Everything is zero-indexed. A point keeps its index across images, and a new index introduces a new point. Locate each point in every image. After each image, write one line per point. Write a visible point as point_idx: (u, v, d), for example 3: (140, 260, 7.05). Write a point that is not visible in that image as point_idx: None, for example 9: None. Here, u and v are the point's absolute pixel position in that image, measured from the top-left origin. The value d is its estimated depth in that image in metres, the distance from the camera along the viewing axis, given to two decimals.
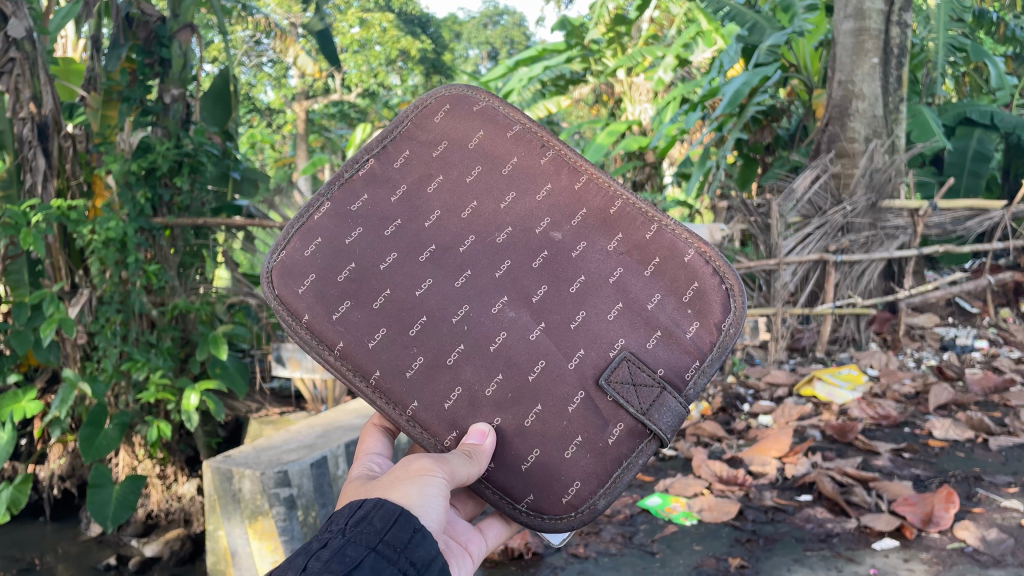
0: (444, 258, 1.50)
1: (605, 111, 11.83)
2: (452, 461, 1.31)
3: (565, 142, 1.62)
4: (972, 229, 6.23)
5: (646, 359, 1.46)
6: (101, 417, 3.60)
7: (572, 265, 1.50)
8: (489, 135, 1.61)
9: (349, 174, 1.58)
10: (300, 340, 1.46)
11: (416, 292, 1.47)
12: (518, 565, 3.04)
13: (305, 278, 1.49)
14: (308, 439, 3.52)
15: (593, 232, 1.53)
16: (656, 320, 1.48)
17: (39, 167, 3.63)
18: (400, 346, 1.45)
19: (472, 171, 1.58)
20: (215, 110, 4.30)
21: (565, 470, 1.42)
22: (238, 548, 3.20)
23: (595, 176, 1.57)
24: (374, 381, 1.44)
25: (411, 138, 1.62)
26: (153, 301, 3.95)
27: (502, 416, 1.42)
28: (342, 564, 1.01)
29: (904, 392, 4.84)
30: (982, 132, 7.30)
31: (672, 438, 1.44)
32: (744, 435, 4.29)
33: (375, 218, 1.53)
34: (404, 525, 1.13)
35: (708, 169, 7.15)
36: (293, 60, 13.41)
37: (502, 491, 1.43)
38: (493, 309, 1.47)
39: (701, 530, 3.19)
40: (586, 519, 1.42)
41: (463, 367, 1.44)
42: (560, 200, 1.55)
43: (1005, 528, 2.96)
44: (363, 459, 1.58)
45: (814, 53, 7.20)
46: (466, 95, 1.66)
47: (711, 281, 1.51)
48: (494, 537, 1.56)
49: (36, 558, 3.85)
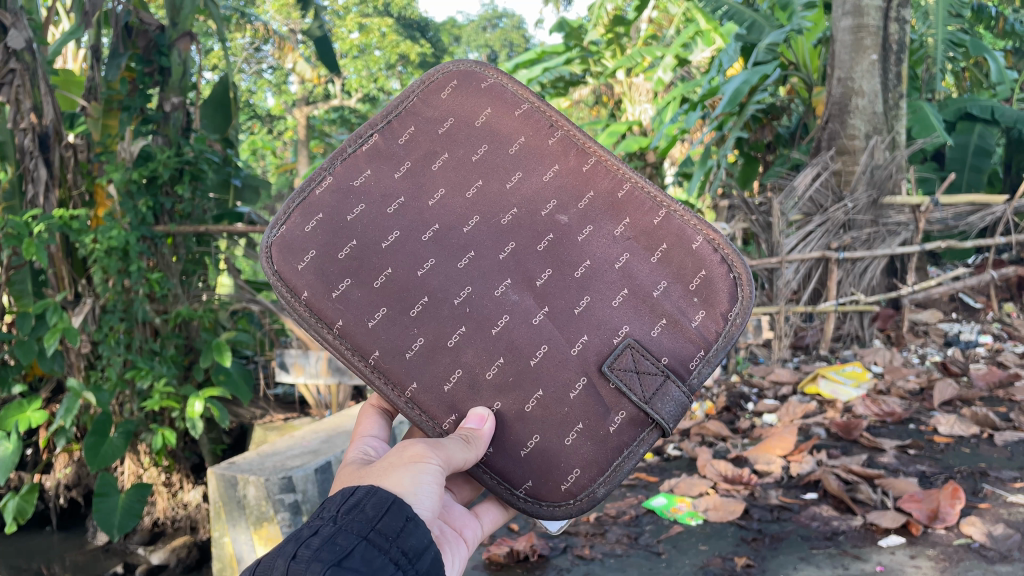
0: (448, 238, 1.50)
1: (605, 113, 11.85)
2: (449, 446, 1.32)
3: (573, 123, 1.62)
4: (974, 224, 6.16)
5: (650, 346, 1.47)
6: (106, 426, 3.61)
7: (577, 250, 1.50)
8: (496, 114, 1.61)
9: (351, 149, 1.57)
10: (299, 317, 1.46)
11: (418, 271, 1.48)
12: (524, 567, 3.04)
13: (305, 254, 1.49)
14: (312, 444, 3.52)
15: (599, 218, 1.53)
16: (661, 307, 1.48)
17: (40, 177, 3.65)
18: (400, 325, 1.46)
19: (478, 150, 1.58)
20: (216, 116, 4.24)
21: (565, 457, 1.43)
22: (243, 554, 3.19)
23: (603, 157, 1.57)
24: (373, 362, 1.45)
25: (415, 116, 1.61)
26: (156, 309, 3.98)
27: (503, 400, 1.43)
28: (332, 552, 1.02)
29: (908, 389, 4.83)
30: (983, 127, 7.30)
31: (674, 428, 1.45)
32: (748, 434, 4.29)
33: (377, 196, 1.52)
34: (396, 514, 1.13)
35: (709, 168, 7.16)
36: (293, 66, 13.44)
37: (501, 477, 1.44)
38: (496, 292, 1.47)
39: (706, 529, 3.18)
40: (585, 507, 1.43)
41: (464, 349, 1.45)
42: (567, 182, 1.55)
43: (1011, 523, 2.95)
44: (359, 443, 1.59)
45: (813, 50, 7.20)
46: (473, 72, 1.65)
47: (718, 269, 1.51)
48: (490, 522, 1.57)
49: (44, 567, 3.90)
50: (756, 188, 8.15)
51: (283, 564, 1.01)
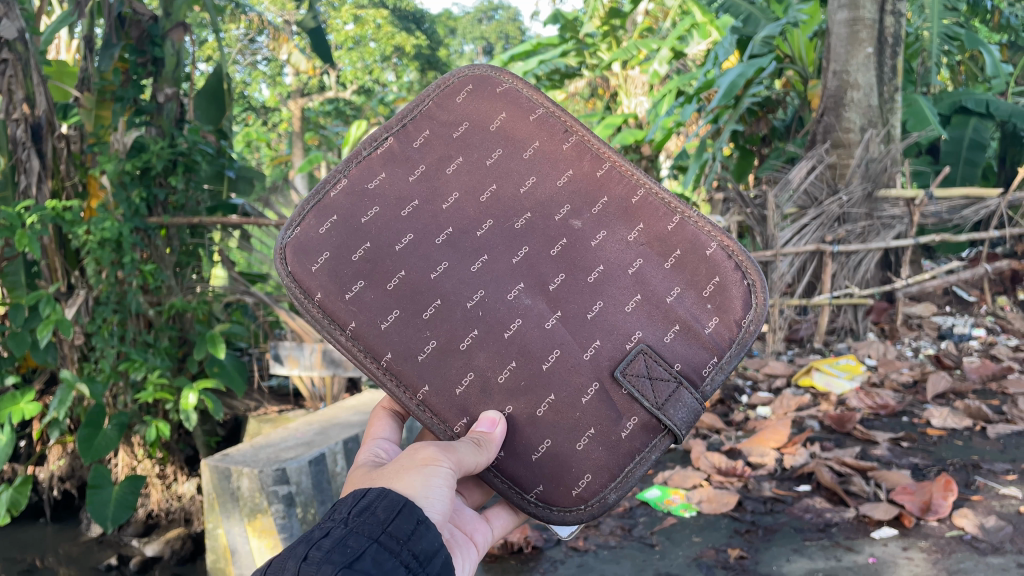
0: (461, 241, 1.50)
1: (600, 105, 11.84)
2: (459, 449, 1.31)
3: (589, 128, 1.61)
4: (968, 218, 6.20)
5: (663, 353, 1.46)
6: (100, 417, 3.59)
7: (590, 255, 1.50)
8: (511, 118, 1.60)
9: (366, 152, 1.57)
10: (312, 318, 1.47)
11: (431, 275, 1.48)
12: (519, 559, 3.05)
13: (319, 256, 1.49)
14: (306, 437, 3.52)
15: (614, 223, 1.52)
16: (674, 313, 1.48)
17: (33, 168, 3.63)
18: (413, 329, 1.46)
19: (493, 154, 1.57)
20: (210, 109, 4.26)
21: (576, 462, 1.43)
22: (237, 546, 3.20)
23: (617, 163, 1.56)
24: (385, 364, 1.46)
25: (430, 118, 1.60)
26: (150, 300, 3.96)
27: (514, 404, 1.43)
28: (342, 555, 1.02)
29: (902, 381, 4.85)
30: (978, 120, 7.30)
31: (686, 434, 1.44)
32: (742, 426, 4.30)
33: (391, 198, 1.52)
34: (408, 516, 1.13)
35: (704, 161, 7.15)
36: (287, 57, 13.39)
37: (512, 481, 1.45)
38: (509, 295, 1.47)
39: (700, 521, 3.19)
40: (596, 513, 1.43)
41: (476, 352, 1.45)
42: (581, 186, 1.54)
43: (1004, 515, 2.97)
44: (370, 445, 1.59)
45: (809, 43, 7.19)
46: (489, 76, 1.65)
47: (732, 276, 1.50)
48: (500, 527, 1.58)
49: (38, 559, 3.87)
50: (752, 181, 8.16)
51: (293, 565, 1.01)
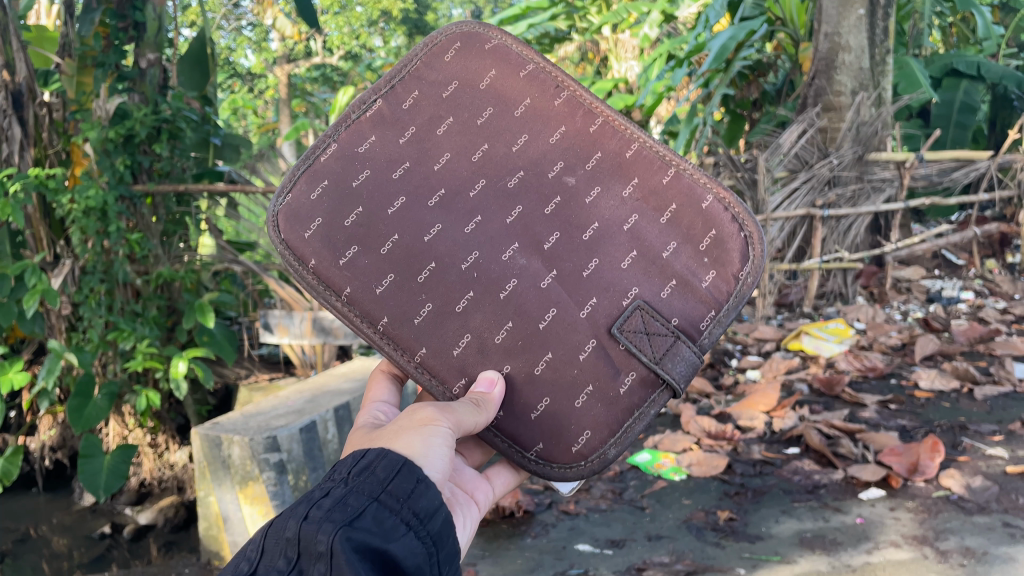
0: (454, 203, 1.48)
1: (590, 70, 11.74)
2: (458, 410, 1.31)
3: (581, 85, 1.59)
4: (959, 181, 6.27)
5: (660, 308, 1.45)
6: (89, 386, 3.58)
7: (584, 212, 1.48)
8: (502, 76, 1.57)
9: (355, 115, 1.54)
10: (307, 286, 1.45)
11: (425, 237, 1.46)
12: (510, 523, 3.07)
13: (312, 222, 1.47)
14: (296, 404, 3.52)
15: (608, 181, 1.50)
16: (670, 268, 1.47)
17: (15, 136, 3.58)
18: (408, 291, 1.45)
19: (483, 113, 1.55)
20: (193, 73, 4.06)
21: (575, 420, 1.43)
22: (229, 514, 3.21)
23: (611, 118, 1.54)
24: (382, 328, 1.45)
25: (419, 78, 1.58)
26: (137, 269, 3.93)
27: (513, 363, 1.43)
28: (341, 514, 1.02)
29: (890, 344, 4.88)
30: (969, 83, 7.27)
31: (684, 388, 1.45)
32: (732, 390, 4.33)
33: (383, 161, 1.50)
34: (409, 476, 1.12)
35: (694, 126, 7.11)
36: (273, 23, 13.19)
37: (512, 440, 1.44)
38: (504, 255, 1.46)
39: (690, 484, 3.22)
40: (597, 468, 1.43)
41: (473, 313, 1.44)
42: (573, 143, 1.52)
43: (989, 475, 3.01)
44: (370, 407, 1.59)
45: (801, 5, 7.12)
46: (477, 32, 1.61)
47: (729, 228, 1.49)
48: (502, 485, 1.57)
49: (31, 528, 3.87)
50: (742, 146, 8.14)
51: (294, 525, 1.01)
